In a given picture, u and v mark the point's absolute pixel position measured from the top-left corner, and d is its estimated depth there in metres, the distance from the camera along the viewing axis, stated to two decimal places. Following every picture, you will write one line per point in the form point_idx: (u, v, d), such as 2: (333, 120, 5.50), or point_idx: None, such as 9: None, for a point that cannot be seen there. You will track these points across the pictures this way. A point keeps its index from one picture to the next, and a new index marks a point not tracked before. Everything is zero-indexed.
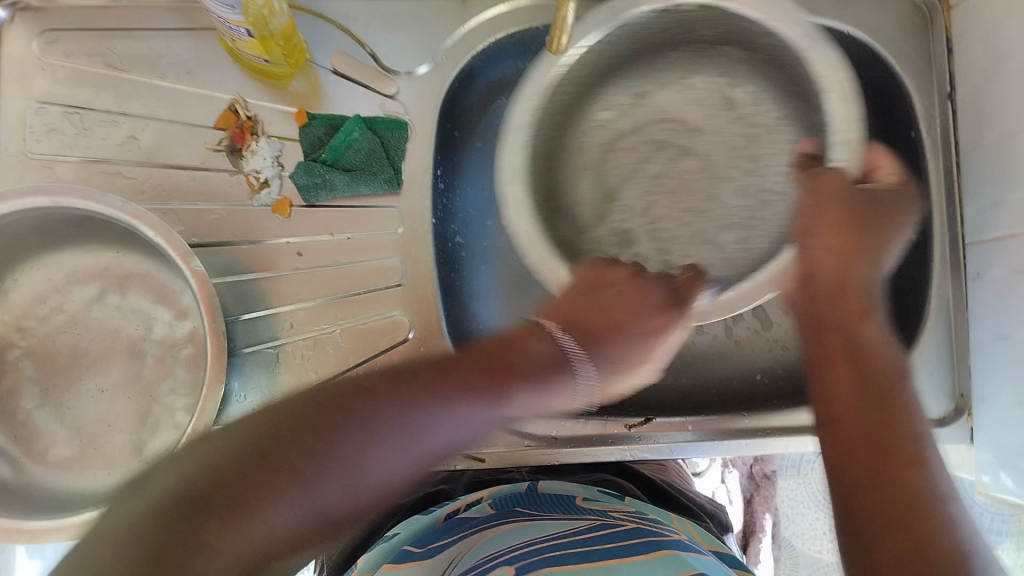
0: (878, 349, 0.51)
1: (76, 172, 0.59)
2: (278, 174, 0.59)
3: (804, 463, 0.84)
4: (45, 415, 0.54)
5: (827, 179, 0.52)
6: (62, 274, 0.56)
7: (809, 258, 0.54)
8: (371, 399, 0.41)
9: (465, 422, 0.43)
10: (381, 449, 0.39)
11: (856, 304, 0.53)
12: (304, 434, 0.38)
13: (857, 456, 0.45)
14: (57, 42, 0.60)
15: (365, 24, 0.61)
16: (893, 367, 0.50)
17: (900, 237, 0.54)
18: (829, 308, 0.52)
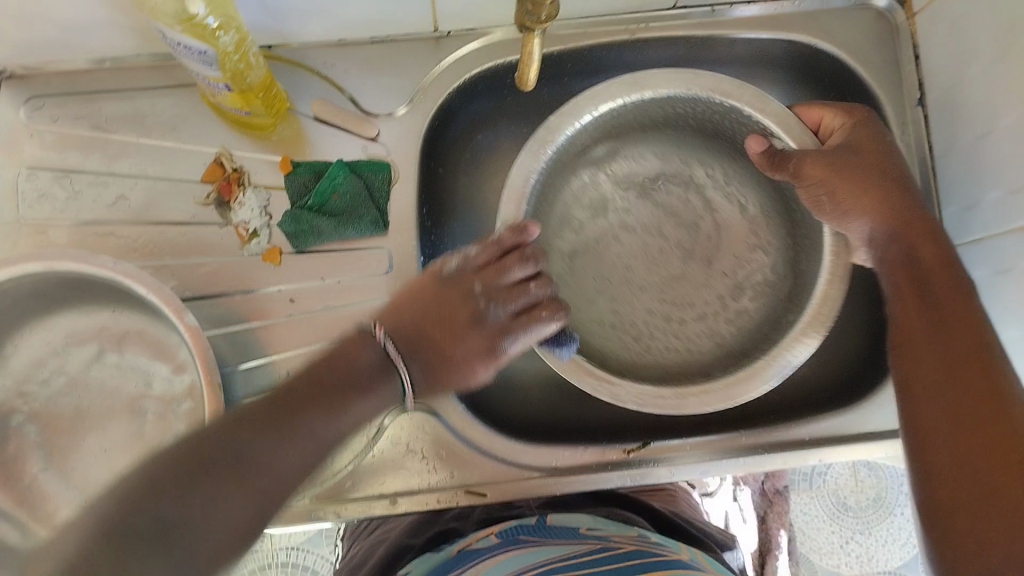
0: (945, 269, 0.50)
1: (69, 235, 0.59)
2: (267, 223, 0.60)
3: (815, 476, 0.85)
4: (51, 477, 0.55)
5: (810, 168, 0.54)
6: (60, 336, 0.56)
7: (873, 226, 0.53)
8: (241, 429, 0.43)
9: (310, 436, 0.46)
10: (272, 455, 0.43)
11: (919, 226, 0.51)
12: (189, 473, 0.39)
13: (958, 422, 0.43)
14: (43, 107, 0.61)
15: (343, 70, 0.62)
16: (958, 283, 0.49)
17: (896, 158, 0.55)
18: (920, 241, 0.51)
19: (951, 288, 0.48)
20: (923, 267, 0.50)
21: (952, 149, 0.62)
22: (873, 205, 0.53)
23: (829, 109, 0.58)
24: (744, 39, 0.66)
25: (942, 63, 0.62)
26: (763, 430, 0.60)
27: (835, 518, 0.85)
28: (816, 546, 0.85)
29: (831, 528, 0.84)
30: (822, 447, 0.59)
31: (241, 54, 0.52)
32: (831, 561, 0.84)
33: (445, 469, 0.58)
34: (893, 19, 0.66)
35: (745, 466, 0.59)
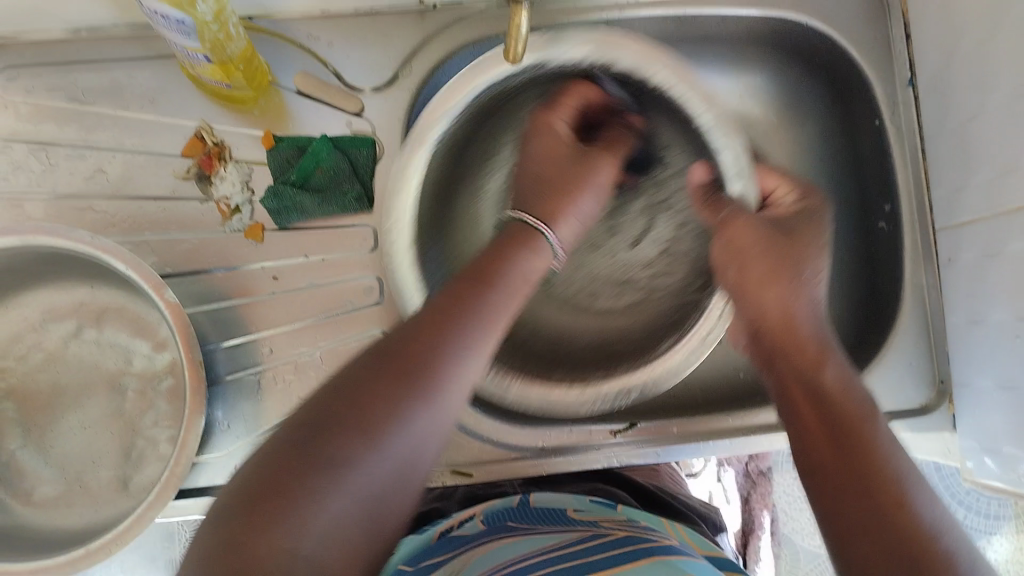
0: (842, 396, 0.47)
1: (47, 208, 0.59)
2: (249, 199, 0.59)
3: (796, 458, 0.88)
4: (29, 454, 0.54)
5: (738, 228, 0.54)
6: (37, 312, 0.55)
7: (761, 305, 0.52)
8: (388, 369, 0.40)
9: (459, 361, 0.42)
10: (421, 402, 0.40)
11: (810, 350, 0.50)
12: (356, 402, 0.39)
13: (853, 505, 0.42)
14: (19, 78, 0.59)
15: (327, 43, 0.61)
16: (864, 414, 0.46)
17: (817, 262, 0.54)
18: (784, 361, 0.50)
19: (851, 412, 0.46)
20: (819, 395, 0.47)
21: (943, 132, 0.62)
22: (750, 301, 0.53)
23: (784, 182, 0.57)
24: (733, 17, 0.66)
25: (933, 43, 0.62)
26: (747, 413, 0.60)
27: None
28: (798, 526, 0.86)
29: (814, 508, 0.86)
30: None
31: (223, 26, 0.51)
32: (811, 540, 0.86)
33: None
34: None
35: (729, 447, 0.60)
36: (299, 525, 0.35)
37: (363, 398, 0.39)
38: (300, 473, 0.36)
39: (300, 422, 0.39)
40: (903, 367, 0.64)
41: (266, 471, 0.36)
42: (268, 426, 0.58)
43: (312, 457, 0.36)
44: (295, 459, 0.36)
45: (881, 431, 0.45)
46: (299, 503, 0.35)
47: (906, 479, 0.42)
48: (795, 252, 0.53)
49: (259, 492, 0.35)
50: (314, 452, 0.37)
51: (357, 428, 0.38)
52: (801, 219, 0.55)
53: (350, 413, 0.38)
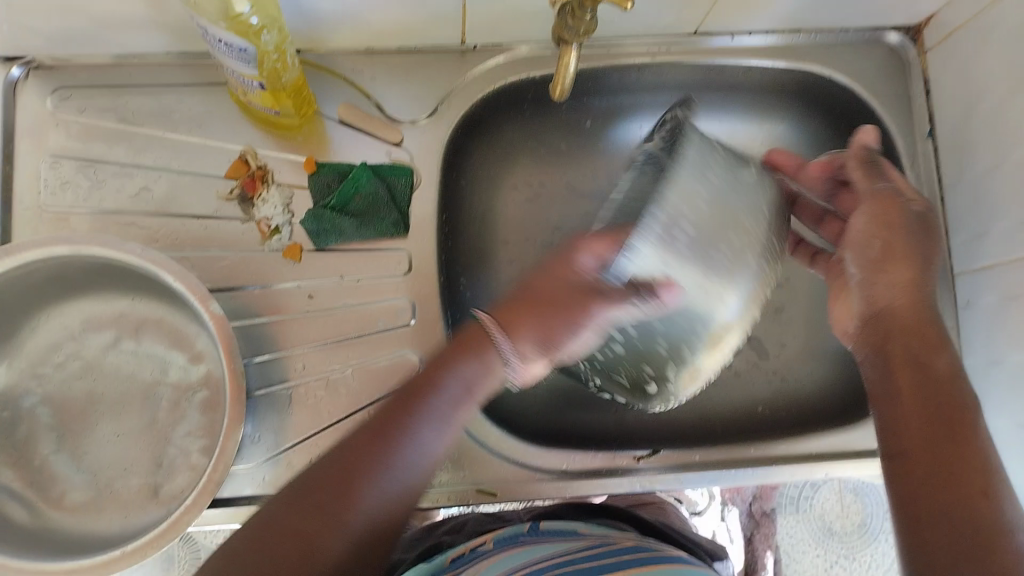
0: (953, 381, 0.47)
1: (92, 222, 0.60)
2: (289, 221, 0.61)
3: (802, 500, 0.87)
4: (62, 460, 0.55)
5: (870, 208, 0.54)
6: (77, 322, 0.57)
7: (878, 294, 0.52)
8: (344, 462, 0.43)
9: (413, 445, 0.45)
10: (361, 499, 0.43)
11: (930, 335, 0.49)
12: (302, 502, 0.42)
13: (925, 486, 0.43)
14: (72, 98, 0.62)
15: (370, 77, 0.64)
16: (971, 402, 0.46)
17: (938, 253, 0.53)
18: (904, 340, 0.50)
19: (954, 398, 0.47)
20: (936, 377, 0.48)
21: (962, 182, 0.64)
22: (891, 287, 0.51)
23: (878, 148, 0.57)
24: (759, 66, 0.69)
25: (952, 99, 0.65)
26: (767, 444, 0.61)
27: (820, 542, 0.87)
28: (800, 568, 0.88)
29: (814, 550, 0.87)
30: (827, 460, 0.60)
31: (279, 55, 0.54)
32: None
33: (455, 467, 0.58)
34: (904, 54, 0.69)
35: (748, 478, 0.60)
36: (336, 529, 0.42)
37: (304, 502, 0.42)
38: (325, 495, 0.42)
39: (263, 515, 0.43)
40: None
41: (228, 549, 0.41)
42: (295, 442, 0.59)
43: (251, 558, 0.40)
44: (316, 497, 0.42)
45: (981, 424, 0.46)
46: None
47: (995, 474, 0.43)
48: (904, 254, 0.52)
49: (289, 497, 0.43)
50: (328, 491, 0.42)
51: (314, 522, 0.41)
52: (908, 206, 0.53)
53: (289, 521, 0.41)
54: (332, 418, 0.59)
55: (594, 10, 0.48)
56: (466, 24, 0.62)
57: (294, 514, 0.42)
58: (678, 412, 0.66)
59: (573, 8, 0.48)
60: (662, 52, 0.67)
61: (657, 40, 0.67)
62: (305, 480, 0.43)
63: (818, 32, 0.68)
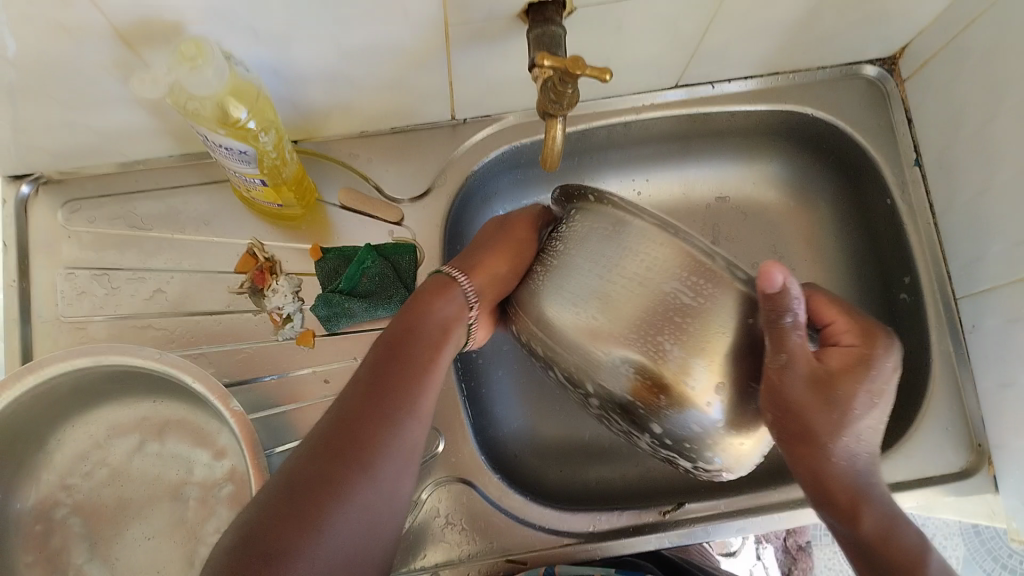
0: (888, 547, 0.44)
1: (107, 329, 0.62)
2: (300, 307, 0.63)
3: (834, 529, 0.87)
4: (95, 568, 0.55)
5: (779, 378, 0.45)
6: (103, 429, 0.58)
7: (805, 466, 0.46)
8: (377, 395, 0.45)
9: (419, 412, 0.47)
10: (410, 429, 0.46)
11: (842, 496, 0.45)
12: (346, 426, 0.44)
13: None
14: (81, 210, 0.64)
15: (366, 160, 0.66)
16: (913, 561, 0.43)
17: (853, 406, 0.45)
18: (825, 508, 0.46)
19: (897, 563, 0.43)
20: (864, 548, 0.45)
21: (953, 206, 0.65)
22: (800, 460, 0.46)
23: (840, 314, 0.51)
24: (742, 113, 0.71)
25: (935, 123, 0.66)
26: (795, 486, 0.61)
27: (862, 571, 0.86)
28: None
29: None
30: None
31: (278, 153, 0.56)
32: None
33: (478, 541, 0.58)
34: (883, 86, 0.71)
35: (774, 522, 0.60)
36: (325, 535, 0.40)
37: (371, 419, 0.44)
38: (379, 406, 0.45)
39: (296, 460, 0.43)
40: (939, 434, 0.64)
41: (261, 516, 0.40)
42: None
43: (330, 465, 0.42)
44: (329, 460, 0.42)
45: (941, 575, 0.43)
46: (346, 487, 0.42)
47: None
48: (830, 382, 0.45)
49: (348, 419, 0.44)
50: (348, 450, 0.43)
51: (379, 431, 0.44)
52: (878, 337, 0.49)
53: (342, 448, 0.43)
54: None
55: (576, 84, 0.49)
56: (454, 101, 0.64)
57: (357, 444, 0.43)
58: None
59: (555, 83, 0.49)
60: (646, 107, 0.69)
61: (639, 96, 0.69)
62: (344, 412, 0.45)
63: (798, 74, 0.70)
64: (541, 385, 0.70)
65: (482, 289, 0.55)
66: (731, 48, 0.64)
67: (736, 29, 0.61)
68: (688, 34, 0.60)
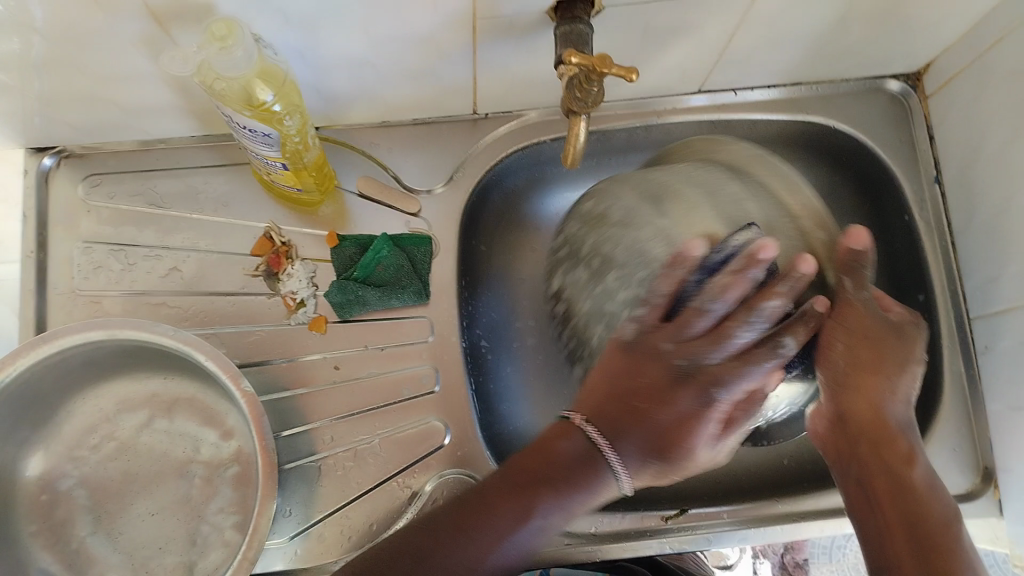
0: (928, 495, 0.50)
1: (122, 304, 0.62)
2: (313, 293, 0.63)
3: (834, 549, 0.82)
4: (98, 540, 0.55)
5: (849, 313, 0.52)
6: (112, 403, 0.58)
7: (843, 399, 0.52)
8: (482, 503, 0.44)
9: (518, 540, 0.43)
10: (502, 518, 0.44)
11: (900, 446, 0.51)
12: (438, 532, 0.44)
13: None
14: (102, 184, 0.64)
15: (387, 149, 0.67)
16: (946, 512, 0.49)
17: (900, 372, 0.53)
18: (869, 451, 0.51)
19: (928, 510, 0.49)
20: (903, 485, 0.50)
21: (972, 225, 0.65)
22: (837, 390, 0.52)
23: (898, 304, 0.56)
24: (763, 121, 0.71)
25: (958, 140, 0.66)
26: (795, 500, 0.61)
27: None
28: None
29: None
30: None
31: (301, 137, 0.56)
32: None
33: None
34: (906, 102, 0.71)
35: (776, 535, 0.60)
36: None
37: (457, 534, 0.44)
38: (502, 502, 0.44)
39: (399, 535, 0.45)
40: (946, 455, 0.64)
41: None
42: (325, 514, 0.59)
43: (387, 570, 0.42)
44: (453, 532, 0.44)
45: (960, 537, 0.48)
46: None
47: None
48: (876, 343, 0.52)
49: (484, 503, 0.44)
50: (463, 528, 0.44)
51: (456, 558, 0.43)
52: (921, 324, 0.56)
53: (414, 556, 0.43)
54: (362, 489, 0.59)
55: (600, 83, 0.49)
56: (478, 96, 0.64)
57: (468, 536, 0.43)
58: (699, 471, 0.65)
59: (581, 80, 0.49)
60: (668, 112, 0.70)
61: (662, 100, 0.69)
62: (445, 517, 0.45)
63: (822, 85, 0.70)
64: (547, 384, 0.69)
65: (609, 429, 0.46)
66: (756, 56, 0.64)
67: (763, 39, 0.61)
68: (715, 39, 0.60)
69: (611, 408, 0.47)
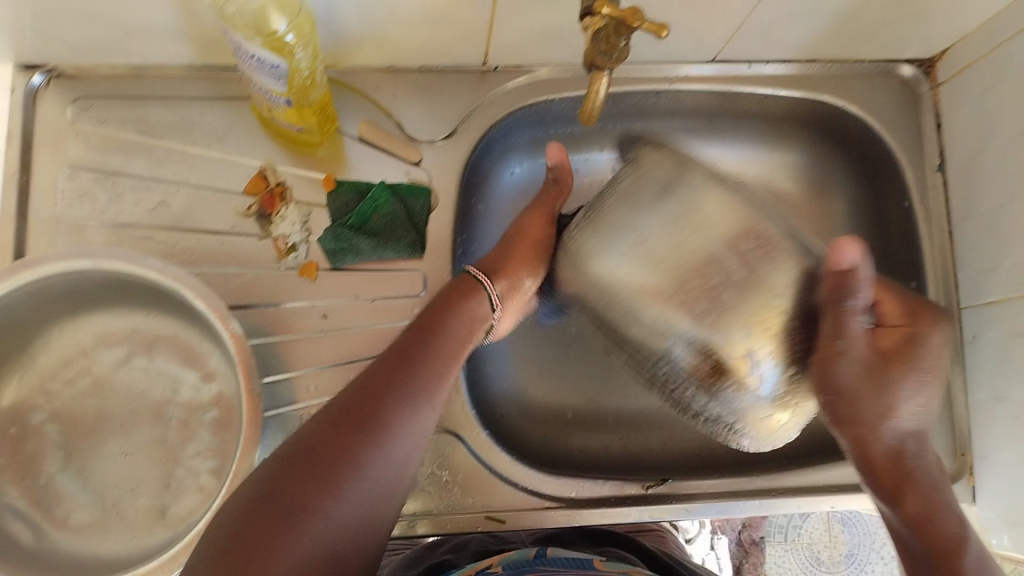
0: (943, 517, 0.48)
1: (107, 237, 0.59)
2: (306, 238, 0.60)
3: (790, 529, 0.91)
4: (68, 479, 0.54)
5: (836, 345, 0.49)
6: (89, 337, 0.56)
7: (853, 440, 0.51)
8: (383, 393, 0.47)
9: (420, 423, 0.49)
10: (406, 408, 0.48)
11: (888, 473, 0.50)
12: (341, 429, 0.45)
13: None
14: (93, 108, 0.61)
15: (390, 95, 0.64)
16: (957, 537, 0.47)
17: (904, 386, 0.51)
18: (880, 486, 0.51)
19: (942, 535, 0.47)
20: (912, 520, 0.48)
21: (972, 216, 0.65)
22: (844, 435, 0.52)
23: (890, 298, 0.54)
24: (772, 96, 0.69)
25: (965, 132, 0.65)
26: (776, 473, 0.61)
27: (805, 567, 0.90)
28: None
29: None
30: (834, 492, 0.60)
31: (311, 72, 0.53)
32: None
33: (461, 495, 0.57)
34: (916, 87, 0.70)
35: (756, 508, 0.60)
36: (355, 485, 0.44)
37: (352, 431, 0.45)
38: (410, 373, 0.49)
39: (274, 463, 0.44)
40: None
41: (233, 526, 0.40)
42: None
43: (300, 477, 0.43)
44: (345, 428, 0.45)
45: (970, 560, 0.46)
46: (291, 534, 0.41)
47: None
48: (909, 362, 0.51)
49: (381, 383, 0.48)
50: (362, 421, 0.46)
51: (359, 444, 0.45)
52: (921, 314, 0.53)
53: (332, 454, 0.44)
54: None
55: (630, 37, 0.47)
56: (488, 46, 0.62)
57: (377, 404, 0.47)
58: (670, 441, 0.67)
59: (608, 34, 0.47)
60: (679, 79, 0.68)
61: (673, 66, 0.67)
62: (356, 390, 0.47)
63: (834, 64, 0.69)
64: (537, 345, 0.69)
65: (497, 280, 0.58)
66: (774, 29, 0.62)
67: (786, 10, 0.59)
68: (735, 9, 0.58)
69: (493, 262, 0.59)
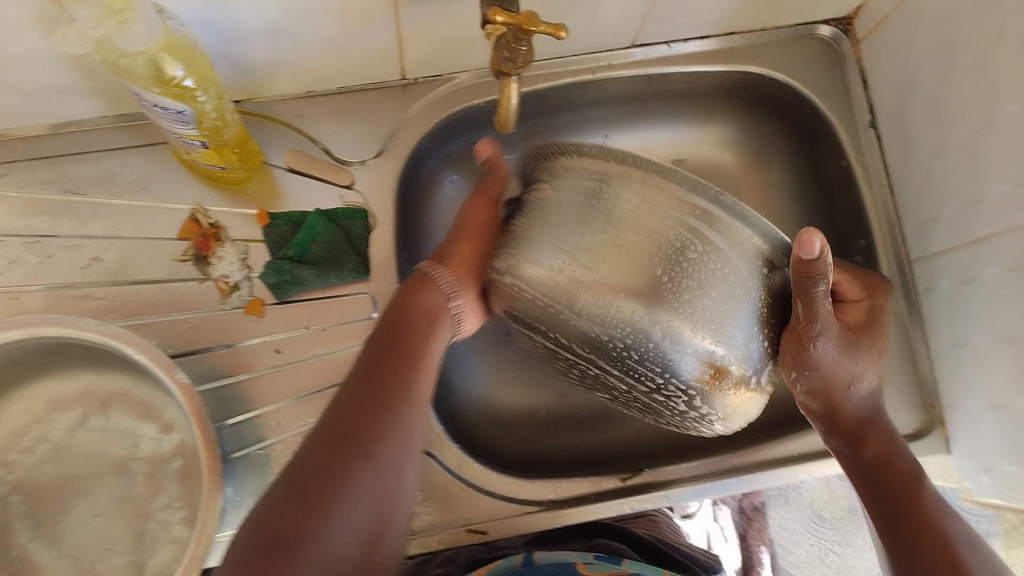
0: (897, 458, 0.54)
1: (43, 299, 0.59)
2: (247, 275, 0.60)
3: (790, 492, 0.92)
4: (39, 548, 0.53)
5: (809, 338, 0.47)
6: (41, 404, 0.56)
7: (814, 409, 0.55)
8: (336, 444, 0.47)
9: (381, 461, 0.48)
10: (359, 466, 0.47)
11: (862, 433, 0.54)
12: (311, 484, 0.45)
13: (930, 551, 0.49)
14: (12, 173, 0.60)
15: (314, 121, 0.64)
16: (914, 476, 0.53)
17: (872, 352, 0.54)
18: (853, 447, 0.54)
19: (900, 478, 0.53)
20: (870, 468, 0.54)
21: (908, 167, 0.65)
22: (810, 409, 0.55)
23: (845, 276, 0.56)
24: (698, 73, 0.70)
25: (891, 86, 0.66)
26: (750, 450, 0.62)
27: (812, 531, 0.91)
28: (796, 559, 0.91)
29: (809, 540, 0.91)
30: (809, 460, 0.61)
31: (219, 113, 0.53)
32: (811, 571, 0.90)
33: (438, 511, 0.57)
34: (838, 46, 0.70)
35: (736, 486, 0.61)
36: (335, 519, 0.45)
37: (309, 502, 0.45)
38: (334, 456, 0.46)
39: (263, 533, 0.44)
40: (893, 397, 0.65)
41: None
42: None
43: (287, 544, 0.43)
44: (324, 479, 0.46)
45: (929, 497, 0.52)
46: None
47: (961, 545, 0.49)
48: (873, 335, 0.54)
49: (343, 431, 0.48)
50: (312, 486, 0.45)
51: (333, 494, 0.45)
52: (876, 289, 0.56)
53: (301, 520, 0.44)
54: None
55: (531, 42, 0.47)
56: (405, 59, 0.61)
57: (346, 449, 0.47)
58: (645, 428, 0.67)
59: (509, 40, 0.47)
60: (603, 68, 0.68)
61: (597, 56, 0.67)
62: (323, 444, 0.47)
63: (754, 34, 0.69)
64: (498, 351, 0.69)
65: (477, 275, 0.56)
66: (687, 8, 0.63)
67: None
68: None
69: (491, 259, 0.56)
